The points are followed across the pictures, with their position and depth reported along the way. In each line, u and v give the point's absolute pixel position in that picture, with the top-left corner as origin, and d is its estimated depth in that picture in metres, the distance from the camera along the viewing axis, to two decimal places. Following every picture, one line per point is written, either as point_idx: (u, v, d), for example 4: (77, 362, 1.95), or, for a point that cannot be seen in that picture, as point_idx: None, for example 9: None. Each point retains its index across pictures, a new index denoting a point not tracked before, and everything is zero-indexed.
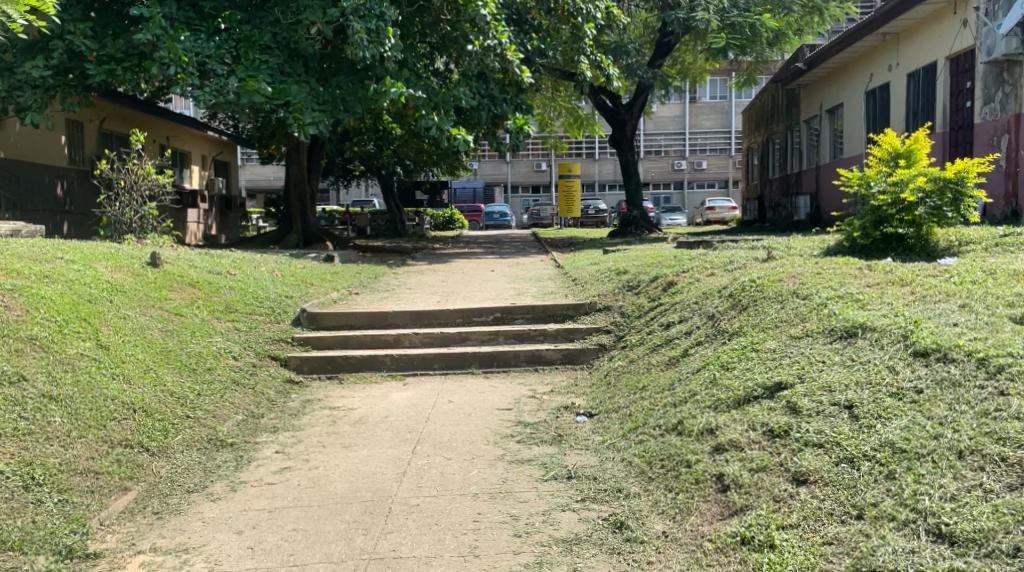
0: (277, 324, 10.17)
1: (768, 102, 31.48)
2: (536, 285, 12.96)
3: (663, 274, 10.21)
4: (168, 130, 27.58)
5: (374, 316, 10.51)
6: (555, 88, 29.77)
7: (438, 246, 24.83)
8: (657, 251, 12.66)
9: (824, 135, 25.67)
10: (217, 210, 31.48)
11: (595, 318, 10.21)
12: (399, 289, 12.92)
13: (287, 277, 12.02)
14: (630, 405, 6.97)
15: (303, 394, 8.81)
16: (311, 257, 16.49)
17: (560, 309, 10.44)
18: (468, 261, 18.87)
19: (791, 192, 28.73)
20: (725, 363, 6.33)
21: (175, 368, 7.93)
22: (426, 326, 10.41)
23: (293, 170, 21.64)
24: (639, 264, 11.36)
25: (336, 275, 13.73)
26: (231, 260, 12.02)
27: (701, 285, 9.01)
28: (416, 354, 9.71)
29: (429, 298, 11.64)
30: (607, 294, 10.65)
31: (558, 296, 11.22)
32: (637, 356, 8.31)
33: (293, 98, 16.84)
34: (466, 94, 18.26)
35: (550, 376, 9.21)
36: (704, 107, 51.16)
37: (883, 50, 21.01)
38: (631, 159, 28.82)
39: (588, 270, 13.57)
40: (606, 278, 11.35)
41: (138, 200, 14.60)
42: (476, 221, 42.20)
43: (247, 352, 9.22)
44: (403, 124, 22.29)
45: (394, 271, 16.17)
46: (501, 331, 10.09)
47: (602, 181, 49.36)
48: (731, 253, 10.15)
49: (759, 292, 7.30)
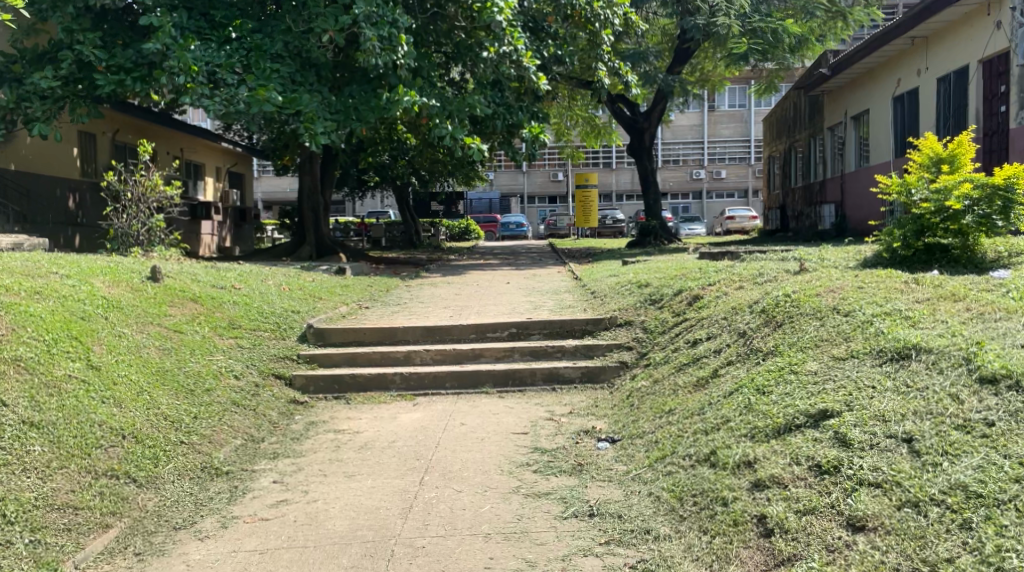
0: (283, 341, 9.71)
1: (790, 109, 30.94)
2: (553, 298, 12.45)
3: (687, 287, 9.69)
4: (182, 142, 27.29)
5: (384, 332, 10.04)
6: (571, 97, 29.39)
7: (454, 258, 24.38)
8: (679, 263, 12.13)
9: (849, 143, 25.12)
10: (231, 222, 31.16)
11: (616, 333, 9.69)
12: (411, 303, 12.43)
13: (295, 291, 11.56)
14: (656, 432, 6.46)
15: (307, 416, 8.33)
16: (323, 269, 16.05)
17: (579, 325, 9.94)
18: (484, 273, 18.39)
19: (815, 201, 28.15)
20: (760, 387, 5.82)
21: (171, 388, 7.44)
22: (438, 343, 9.92)
23: (306, 181, 21.25)
24: (662, 276, 10.83)
25: (347, 289, 13.26)
26: (237, 273, 11.55)
27: (730, 299, 8.48)
28: (427, 372, 9.23)
29: (442, 312, 11.15)
30: (629, 308, 10.13)
31: (576, 311, 10.72)
32: (662, 376, 7.80)
33: (304, 109, 16.34)
34: (481, 102, 17.81)
35: (568, 397, 8.70)
36: (723, 116, 50.58)
37: (912, 54, 20.61)
38: (650, 168, 28.31)
39: (608, 282, 13.06)
40: (628, 291, 10.84)
41: (146, 212, 14.09)
42: (492, 232, 41.75)
43: (249, 371, 8.75)
44: (417, 134, 21.88)
45: (407, 283, 15.72)
46: (517, 348, 9.59)
47: (620, 191, 48.85)
48: (759, 264, 9.62)
49: (795, 307, 6.79)
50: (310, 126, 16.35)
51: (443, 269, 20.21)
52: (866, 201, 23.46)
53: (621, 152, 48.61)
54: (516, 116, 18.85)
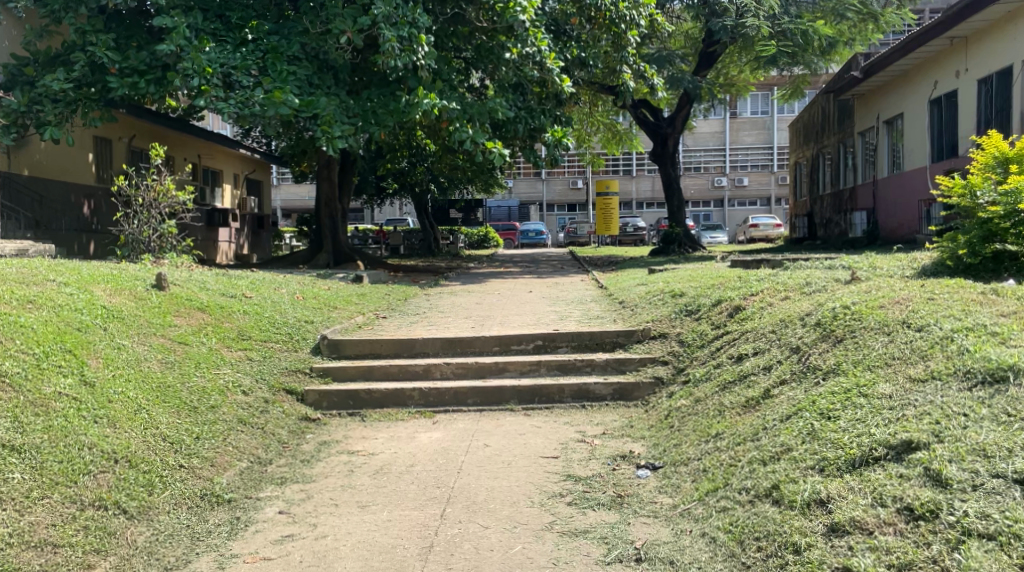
0: (295, 353, 9.12)
1: (818, 114, 30.21)
2: (580, 308, 11.82)
3: (727, 296, 9.04)
4: (200, 148, 26.83)
5: (403, 344, 9.44)
6: (592, 103, 28.82)
7: (473, 266, 23.79)
8: (713, 272, 11.48)
9: (881, 148, 24.40)
10: (249, 230, 30.72)
11: (650, 346, 9.05)
12: (430, 313, 11.83)
13: (309, 300, 10.97)
14: (703, 458, 5.85)
15: (319, 435, 7.73)
16: (339, 277, 15.48)
17: (609, 337, 9.29)
18: (504, 281, 17.79)
19: (845, 208, 27.40)
20: (825, 411, 5.24)
21: (172, 406, 6.85)
22: (460, 356, 9.31)
23: (323, 188, 20.75)
24: (697, 285, 10.18)
25: (363, 298, 12.67)
26: (249, 282, 10.98)
27: (778, 311, 7.84)
28: (448, 388, 8.63)
29: (463, 322, 10.54)
30: (663, 319, 9.49)
31: (606, 322, 10.08)
32: (704, 395, 7.17)
33: (320, 111, 15.76)
34: (503, 105, 17.25)
35: (600, 415, 8.07)
36: (745, 122, 49.80)
37: (950, 55, 20.05)
38: (674, 174, 27.66)
39: (637, 292, 12.41)
40: (660, 301, 10.20)
41: (157, 217, 13.43)
42: (511, 239, 41.12)
43: (258, 387, 8.16)
44: (437, 139, 21.31)
45: (427, 292, 15.12)
46: (544, 362, 8.97)
47: (640, 199, 48.15)
48: (804, 274, 8.96)
49: (858, 321, 6.18)
50: (328, 129, 15.78)
51: (463, 277, 19.61)
52: (899, 207, 22.71)
53: (641, 159, 47.91)
54: (539, 120, 18.27)
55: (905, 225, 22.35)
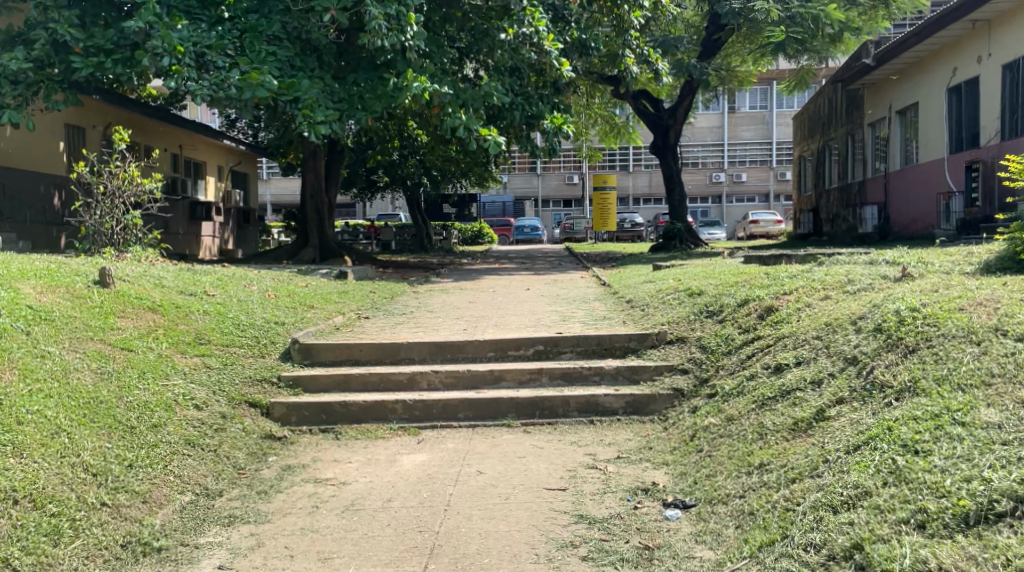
0: (261, 360, 7.97)
1: (825, 105, 29.06)
2: (583, 309, 10.68)
3: (756, 295, 7.92)
4: (181, 138, 25.52)
5: (385, 349, 8.29)
6: (591, 93, 27.65)
7: (466, 262, 22.62)
8: (731, 268, 10.37)
9: (894, 139, 23.28)
10: (232, 224, 29.50)
11: (666, 353, 7.94)
12: (418, 313, 10.67)
13: (282, 298, 9.81)
14: (748, 496, 4.78)
15: (283, 458, 6.58)
16: (321, 273, 14.35)
17: (619, 342, 8.17)
18: (499, 278, 16.64)
19: (854, 202, 26.29)
20: (910, 442, 4.22)
21: (101, 426, 5.68)
22: (451, 362, 8.17)
23: (310, 180, 19.52)
24: (717, 282, 9.04)
25: (344, 296, 11.50)
26: (216, 279, 9.82)
27: (821, 314, 6.74)
28: (435, 400, 7.52)
29: (454, 324, 9.39)
30: (680, 321, 8.36)
31: (615, 324, 8.95)
32: (737, 414, 6.06)
33: (302, 94, 14.58)
34: (498, 90, 16.06)
35: (611, 434, 6.97)
36: (744, 117, 48.66)
37: (971, 40, 19.01)
38: (676, 166, 26.47)
39: (645, 290, 11.27)
40: (675, 301, 9.05)
41: (120, 207, 12.23)
42: (505, 236, 39.95)
43: (214, 400, 6.99)
44: (427, 127, 20.13)
45: (415, 289, 13.98)
46: (546, 370, 7.86)
47: (637, 195, 46.99)
48: (843, 271, 7.85)
49: (934, 330, 5.13)
50: (309, 113, 14.57)
51: (455, 273, 18.43)
52: (914, 201, 21.64)
53: (638, 154, 46.73)
54: (536, 106, 16.99)
55: (921, 220, 21.29)
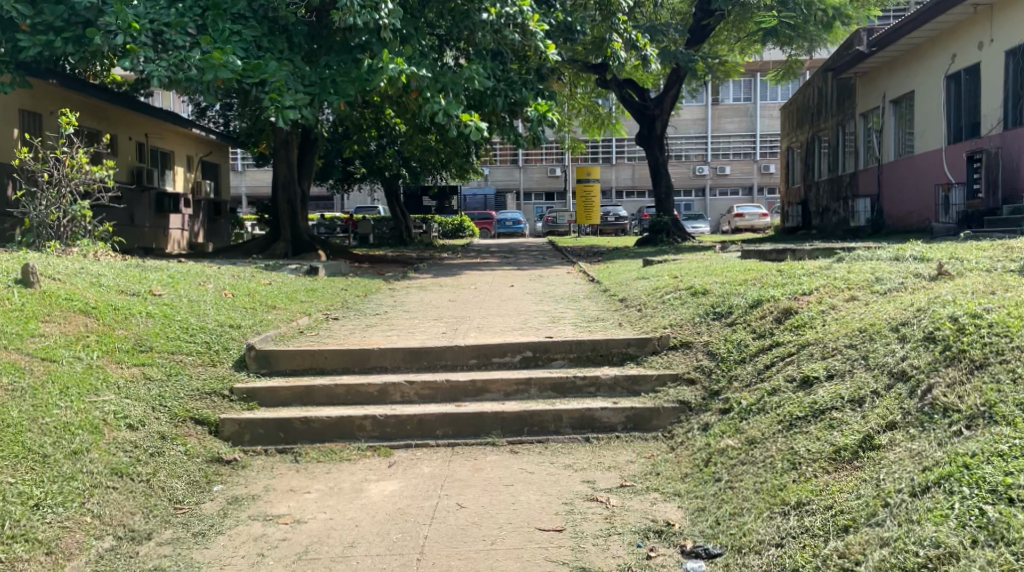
0: (212, 369, 7.04)
1: (814, 96, 28.24)
2: (573, 309, 9.76)
3: (769, 295, 7.05)
4: (147, 127, 24.41)
5: (353, 355, 7.35)
6: (576, 82, 26.72)
7: (445, 256, 21.67)
8: (735, 264, 9.49)
9: (888, 130, 22.45)
10: (202, 216, 28.42)
11: (670, 360, 7.09)
12: (393, 313, 9.74)
13: (240, 297, 8.87)
14: (788, 546, 3.98)
15: (229, 487, 5.67)
16: (290, 268, 13.38)
17: (616, 348, 7.30)
18: (482, 273, 15.74)
19: (844, 194, 25.47)
20: (1001, 488, 3.53)
21: (4, 456, 4.94)
22: (428, 371, 7.26)
23: (281, 170, 18.47)
24: (723, 279, 8.16)
25: (311, 294, 10.54)
26: (168, 277, 8.87)
27: (851, 319, 5.89)
28: (410, 415, 6.63)
29: (432, 327, 8.47)
30: (683, 324, 7.48)
31: (610, 328, 8.05)
32: (760, 436, 5.19)
33: (269, 76, 13.59)
34: (481, 73, 15.11)
35: (610, 455, 6.13)
36: (728, 109, 47.72)
37: (971, 25, 18.24)
38: (662, 159, 25.58)
39: (639, 288, 10.38)
40: (677, 301, 8.16)
41: (66, 197, 11.21)
42: (487, 229, 39.00)
43: (152, 418, 6.07)
44: (403, 114, 19.14)
45: (391, 286, 13.05)
46: (535, 380, 6.99)
47: (619, 187, 46.12)
48: (867, 268, 7.00)
49: (1007, 342, 4.34)
50: (277, 97, 13.55)
51: (435, 269, 17.47)
52: (908, 193, 20.85)
53: (621, 146, 45.82)
54: (519, 93, 16.06)
55: (917, 214, 20.51)
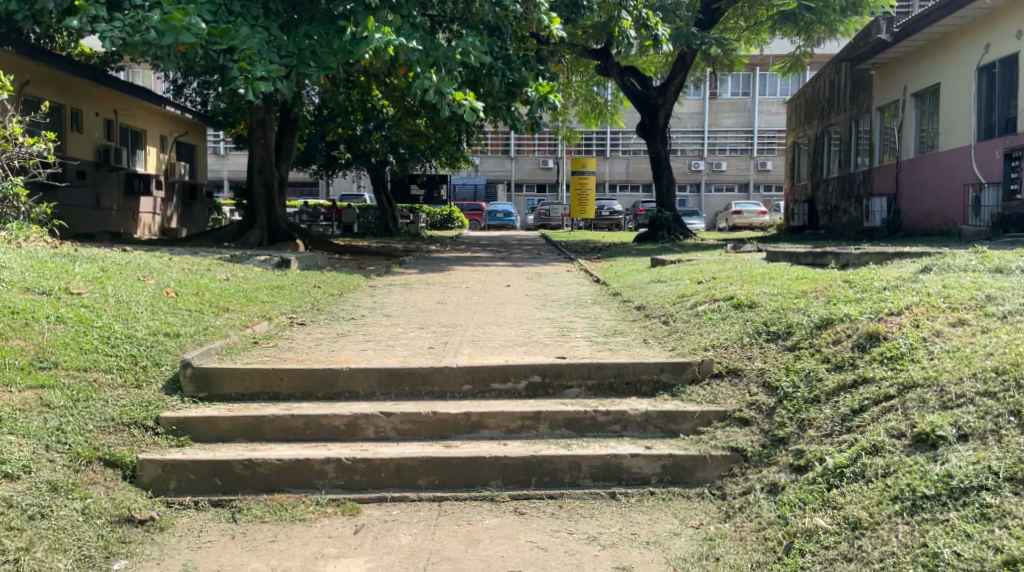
0: (134, 392, 5.55)
1: (825, 88, 26.57)
2: (583, 319, 8.29)
3: (842, 313, 5.58)
4: (116, 102, 22.72)
5: (316, 377, 5.85)
6: (576, 69, 25.55)
7: (433, 249, 20.19)
8: (778, 269, 8.02)
9: (905, 125, 20.89)
10: (175, 200, 26.77)
11: (715, 393, 5.63)
12: (372, 318, 8.27)
13: (188, 297, 7.40)
14: None
15: (135, 566, 4.38)
16: (258, 259, 11.92)
17: (644, 372, 5.84)
18: (474, 269, 14.30)
19: (857, 193, 23.85)
20: None
21: None
22: (412, 400, 5.77)
23: (257, 151, 16.84)
24: (774, 288, 6.70)
25: (277, 292, 9.03)
26: (98, 271, 7.40)
27: (972, 353, 4.44)
28: (386, 457, 5.17)
29: (416, 339, 6.98)
30: (728, 344, 6.00)
31: (635, 346, 6.59)
32: (869, 519, 3.81)
33: (238, 43, 12.09)
34: (478, 46, 13.48)
35: (647, 524, 4.71)
36: (726, 104, 45.75)
37: (1006, 12, 16.69)
38: (664, 151, 24.07)
39: (660, 294, 8.95)
40: (715, 314, 6.69)
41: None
42: (476, 220, 37.51)
43: (41, 462, 4.71)
44: (391, 92, 17.51)
45: (372, 282, 11.62)
46: (546, 415, 5.53)
47: (613, 181, 44.64)
48: (969, 283, 5.53)
49: None
50: (247, 67, 12.03)
51: (422, 262, 16.00)
52: (928, 193, 19.43)
53: (616, 138, 44.26)
54: (519, 71, 14.31)
55: (938, 215, 19.07)
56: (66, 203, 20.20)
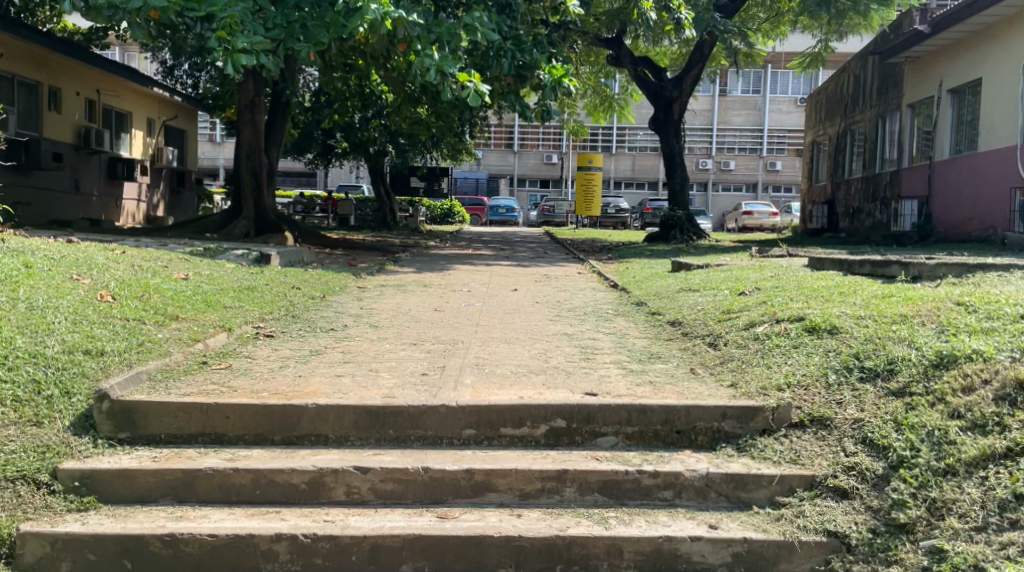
0: (26, 434, 4.21)
1: (848, 83, 24.70)
2: (607, 336, 6.90)
3: (974, 351, 4.23)
4: (100, 82, 21.25)
5: (273, 415, 4.47)
6: (586, 58, 24.03)
7: (432, 245, 18.82)
8: (849, 284, 6.65)
9: (939, 125, 19.22)
10: (162, 186, 25.34)
11: (798, 448, 4.28)
12: (355, 329, 6.92)
13: (127, 302, 6.02)
14: None
15: None
16: (233, 254, 10.59)
17: (702, 418, 4.47)
18: (475, 270, 12.95)
19: (880, 196, 22.19)
20: None
21: None
22: (397, 450, 4.41)
23: (243, 136, 15.20)
24: (861, 309, 5.31)
25: (246, 294, 7.68)
26: (19, 267, 6.04)
27: None
28: (359, 537, 3.84)
29: (407, 363, 5.59)
30: (810, 383, 4.61)
31: (681, 378, 5.20)
32: None
33: (218, 9, 10.29)
34: (484, 21, 11.76)
35: None
36: (735, 102, 42.33)
37: None
38: (679, 146, 22.58)
39: (698, 305, 7.61)
40: (782, 339, 5.29)
41: None
42: (477, 216, 36.07)
43: None
44: (387, 73, 15.97)
45: (362, 283, 10.32)
46: (573, 476, 4.17)
47: (618, 178, 43.15)
48: None
49: None
50: (226, 37, 10.32)
51: (419, 260, 14.56)
52: (965, 197, 17.89)
53: (622, 134, 42.81)
54: (530, 53, 12.35)
55: (977, 220, 17.53)
56: (38, 187, 18.81)
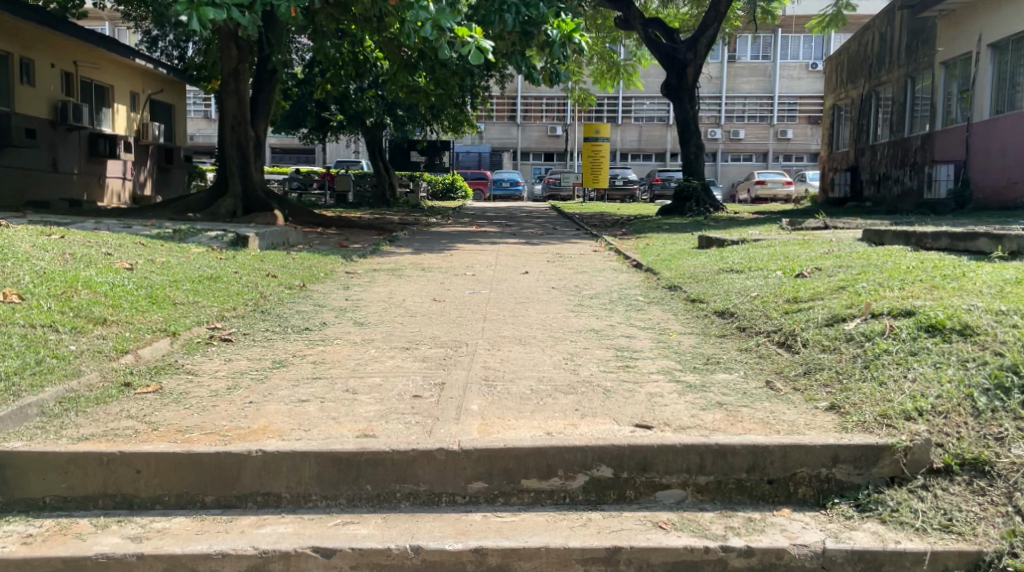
0: None
1: (874, 42, 23.13)
2: (644, 331, 5.59)
3: None
4: (76, 53, 19.74)
5: (203, 467, 3.18)
6: (593, 21, 22.41)
7: (432, 222, 17.43)
8: (947, 265, 5.30)
9: (977, 82, 17.38)
10: (149, 164, 23.93)
11: (953, 506, 3.01)
12: (336, 328, 5.63)
13: (37, 305, 4.70)
14: None
15: None
16: (203, 237, 9.23)
17: (807, 461, 3.18)
18: (480, 249, 11.58)
19: (909, 161, 20.74)
20: None
21: None
22: (376, 516, 3.13)
23: (227, 107, 13.64)
24: (1001, 302, 3.98)
25: (205, 286, 6.37)
26: None
27: None
28: None
29: (394, 378, 4.28)
30: (956, 407, 3.31)
31: (762, 397, 3.89)
32: None
33: None
34: None
35: None
36: (744, 68, 40.45)
37: None
38: (694, 113, 21.01)
39: (750, 290, 6.28)
40: (894, 340, 3.96)
41: None
42: (481, 191, 34.64)
43: None
44: (378, 35, 14.38)
45: (349, 267, 8.98)
46: (628, 556, 2.91)
47: (625, 149, 41.65)
48: None
49: None
50: None
51: (419, 239, 13.18)
52: (1004, 160, 16.23)
53: (629, 103, 41.29)
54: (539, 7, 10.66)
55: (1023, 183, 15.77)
56: (9, 165, 17.46)
